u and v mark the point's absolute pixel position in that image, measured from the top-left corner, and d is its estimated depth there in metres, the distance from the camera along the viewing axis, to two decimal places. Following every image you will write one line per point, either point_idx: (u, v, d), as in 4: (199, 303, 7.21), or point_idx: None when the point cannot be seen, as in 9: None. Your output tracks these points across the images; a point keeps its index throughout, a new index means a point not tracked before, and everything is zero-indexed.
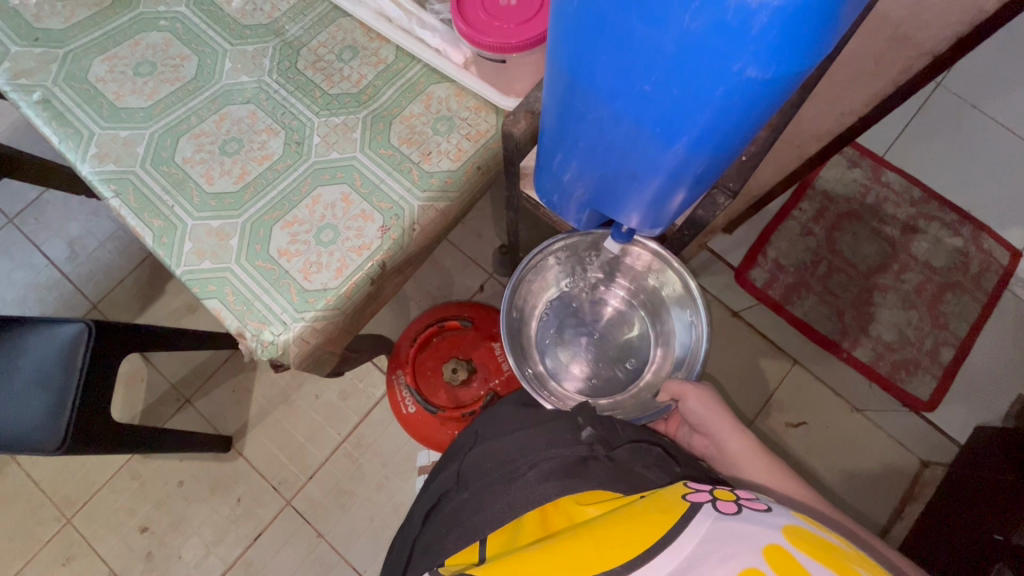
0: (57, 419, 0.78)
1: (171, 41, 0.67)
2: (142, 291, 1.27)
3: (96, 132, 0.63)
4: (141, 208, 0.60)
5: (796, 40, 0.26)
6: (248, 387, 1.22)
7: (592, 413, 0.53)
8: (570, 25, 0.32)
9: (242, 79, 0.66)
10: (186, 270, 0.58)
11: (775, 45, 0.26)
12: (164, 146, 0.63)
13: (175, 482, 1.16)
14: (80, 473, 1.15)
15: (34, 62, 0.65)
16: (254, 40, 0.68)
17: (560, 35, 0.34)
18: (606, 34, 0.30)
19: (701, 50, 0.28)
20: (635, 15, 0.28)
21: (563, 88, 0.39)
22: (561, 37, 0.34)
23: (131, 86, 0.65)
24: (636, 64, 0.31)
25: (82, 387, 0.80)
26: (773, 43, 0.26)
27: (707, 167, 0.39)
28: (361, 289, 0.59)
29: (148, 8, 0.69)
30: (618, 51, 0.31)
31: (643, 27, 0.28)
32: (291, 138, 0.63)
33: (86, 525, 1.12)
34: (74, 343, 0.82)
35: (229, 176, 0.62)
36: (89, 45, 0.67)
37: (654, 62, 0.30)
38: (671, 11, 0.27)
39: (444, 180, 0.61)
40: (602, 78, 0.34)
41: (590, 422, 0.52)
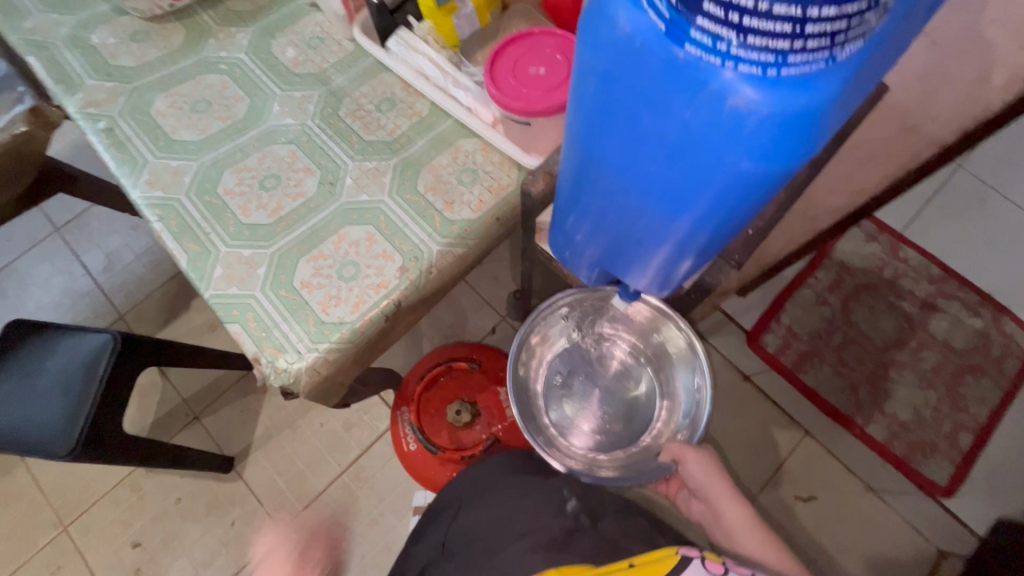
0: (69, 428, 0.81)
1: (228, 84, 0.74)
2: (167, 306, 1.32)
3: (149, 161, 0.68)
4: (181, 233, 0.64)
5: (791, 148, 0.28)
6: (256, 408, 1.24)
7: (574, 487, 0.63)
8: (585, 108, 0.35)
9: (288, 122, 0.71)
10: (214, 293, 0.61)
11: (767, 145, 0.28)
12: (209, 177, 0.68)
13: (173, 499, 1.16)
14: (83, 480, 1.17)
15: (103, 94, 0.72)
16: (303, 87, 0.74)
17: (576, 115, 0.37)
18: (616, 121, 0.33)
19: (699, 147, 0.30)
20: (642, 105, 0.31)
21: (577, 159, 0.42)
22: (577, 117, 0.37)
23: (187, 121, 0.71)
24: (644, 146, 0.34)
25: (100, 394, 0.84)
26: (766, 143, 0.28)
27: (710, 245, 0.41)
28: (376, 325, 0.61)
29: (211, 53, 0.76)
30: (628, 134, 0.34)
31: (649, 117, 0.31)
32: (326, 179, 0.68)
33: (82, 534, 1.13)
34: (99, 351, 0.86)
35: (265, 210, 0.66)
36: (155, 83, 0.73)
37: (660, 147, 0.33)
38: (675, 106, 0.29)
39: (465, 228, 0.64)
40: (613, 154, 0.37)
41: (574, 495, 0.61)
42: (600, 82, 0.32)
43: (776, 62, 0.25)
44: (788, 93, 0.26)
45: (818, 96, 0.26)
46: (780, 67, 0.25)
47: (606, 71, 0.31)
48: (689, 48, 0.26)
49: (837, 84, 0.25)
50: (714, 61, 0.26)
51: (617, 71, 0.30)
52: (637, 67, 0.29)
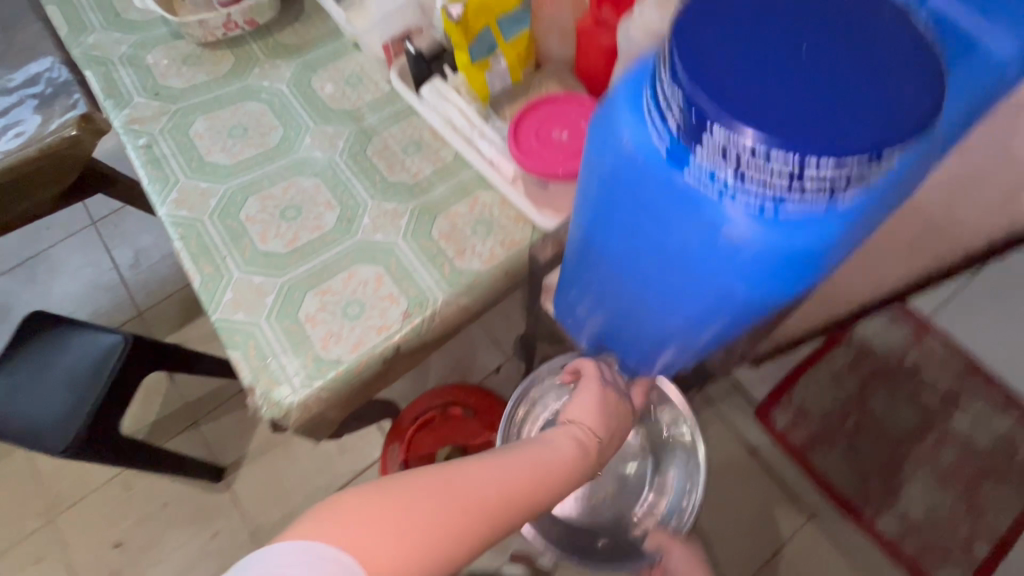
0: (71, 424, 0.83)
1: (266, 113, 0.77)
2: (185, 308, 1.35)
3: (180, 180, 0.71)
4: (199, 253, 0.66)
5: (782, 279, 0.31)
6: (255, 421, 1.25)
7: None
8: (597, 209, 0.39)
9: (317, 154, 0.74)
10: (221, 317, 0.63)
11: (761, 275, 0.31)
12: (234, 202, 0.70)
13: (159, 502, 1.17)
14: (77, 472, 1.18)
15: (149, 112, 0.75)
16: (336, 122, 0.76)
17: (587, 211, 0.41)
18: (618, 219, 0.38)
19: (692, 257, 0.34)
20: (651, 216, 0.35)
21: (584, 249, 0.45)
22: (589, 214, 0.41)
23: (222, 145, 0.74)
24: (649, 250, 0.37)
25: (103, 395, 0.85)
26: (760, 272, 0.31)
27: (702, 350, 0.43)
28: (372, 367, 0.61)
29: (254, 81, 0.79)
30: (635, 237, 0.37)
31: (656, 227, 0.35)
32: (344, 214, 0.69)
33: (66, 527, 1.14)
34: (109, 352, 0.88)
35: (282, 240, 0.67)
36: (197, 105, 0.77)
37: (663, 255, 0.36)
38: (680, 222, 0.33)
39: (472, 279, 0.64)
40: (620, 251, 0.40)
41: None
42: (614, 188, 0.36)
43: (774, 203, 0.28)
44: (783, 231, 0.29)
45: (809, 238, 0.29)
46: (778, 208, 0.29)
47: (620, 179, 0.35)
48: (688, 174, 0.31)
49: (831, 229, 0.28)
50: (710, 192, 0.31)
51: (630, 181, 0.34)
52: (639, 179, 0.34)
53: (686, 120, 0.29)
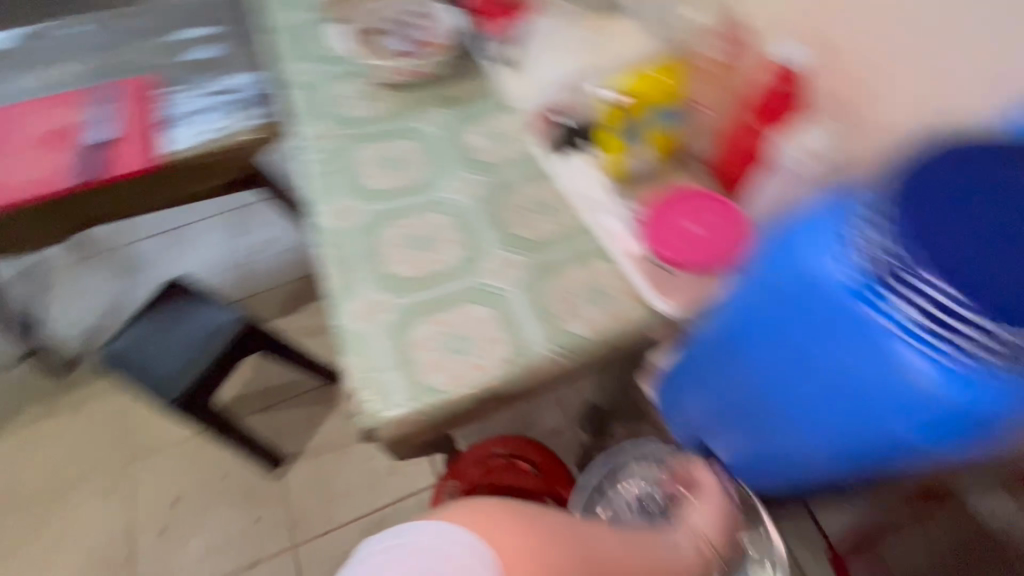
0: (182, 377, 1.01)
1: (420, 153, 0.86)
2: (286, 300, 1.48)
3: (338, 197, 0.81)
4: (339, 263, 0.74)
5: (936, 426, 0.37)
6: (320, 420, 1.33)
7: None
8: (762, 319, 0.45)
9: (456, 197, 0.81)
10: (345, 322, 0.69)
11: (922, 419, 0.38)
12: (378, 224, 0.78)
13: (220, 473, 1.29)
14: (163, 426, 1.35)
15: (326, 136, 0.88)
16: (477, 172, 0.83)
17: (744, 317, 0.47)
18: (784, 335, 0.44)
19: (848, 376, 0.40)
20: (824, 343, 0.41)
21: (724, 345, 0.51)
22: (745, 320, 0.47)
23: (379, 174, 0.83)
24: (808, 366, 0.43)
25: (210, 364, 1.02)
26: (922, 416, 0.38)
27: (803, 453, 0.50)
28: (464, 403, 0.65)
29: (416, 124, 0.89)
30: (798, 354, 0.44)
31: (826, 352, 0.41)
32: (469, 256, 0.75)
33: (142, 473, 1.30)
34: (223, 328, 1.05)
35: (411, 266, 0.74)
36: (365, 136, 0.88)
37: (823, 375, 0.43)
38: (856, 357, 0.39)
39: (573, 345, 0.67)
40: (771, 359, 0.46)
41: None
42: (793, 310, 0.42)
43: (959, 360, 0.35)
44: (959, 386, 0.35)
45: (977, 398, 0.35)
46: (962, 368, 0.35)
47: (802, 304, 0.41)
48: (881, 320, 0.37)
49: (996, 397, 0.35)
50: (897, 331, 0.37)
51: (813, 309, 0.41)
52: (821, 310, 0.40)
53: (889, 268, 0.37)
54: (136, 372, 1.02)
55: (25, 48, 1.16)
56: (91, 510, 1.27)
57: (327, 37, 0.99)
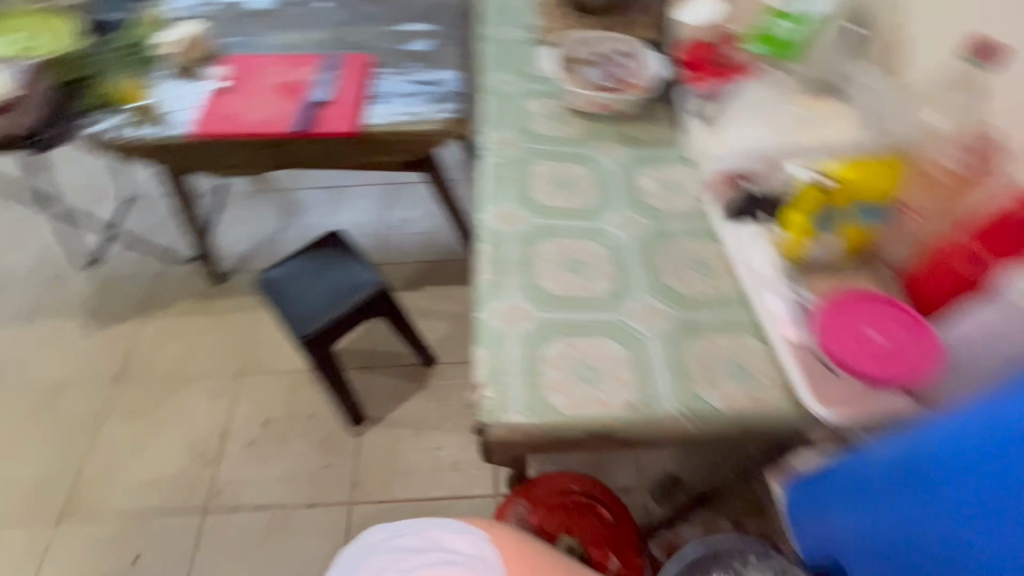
0: (315, 318, 1.12)
1: (591, 181, 0.89)
2: (409, 278, 1.61)
3: (507, 200, 0.85)
4: (494, 260, 0.78)
5: None
6: (407, 397, 1.42)
7: None
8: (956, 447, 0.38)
9: (616, 232, 0.82)
10: (485, 317, 0.73)
11: None
12: (537, 235, 0.81)
13: (309, 411, 1.41)
14: (278, 352, 1.51)
15: (510, 143, 0.94)
16: (642, 214, 0.84)
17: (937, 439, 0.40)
18: (976, 472, 0.36)
19: None
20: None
21: (910, 463, 0.44)
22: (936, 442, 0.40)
23: (548, 190, 0.87)
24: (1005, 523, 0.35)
25: (341, 314, 1.12)
26: None
27: None
28: (578, 432, 0.65)
29: (594, 154, 0.93)
30: (995, 503, 0.36)
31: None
32: (616, 291, 0.75)
33: (249, 387, 1.46)
34: (361, 287, 1.16)
35: (559, 284, 0.76)
36: (544, 153, 0.92)
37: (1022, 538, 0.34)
38: None
39: (703, 411, 0.65)
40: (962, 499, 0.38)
41: None
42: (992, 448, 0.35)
43: None
44: None
45: None
46: None
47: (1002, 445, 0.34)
48: None
49: None
50: None
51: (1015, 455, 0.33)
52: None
53: None
54: (280, 303, 1.15)
55: (284, 12, 1.37)
56: (200, 404, 1.44)
57: (534, 58, 1.06)
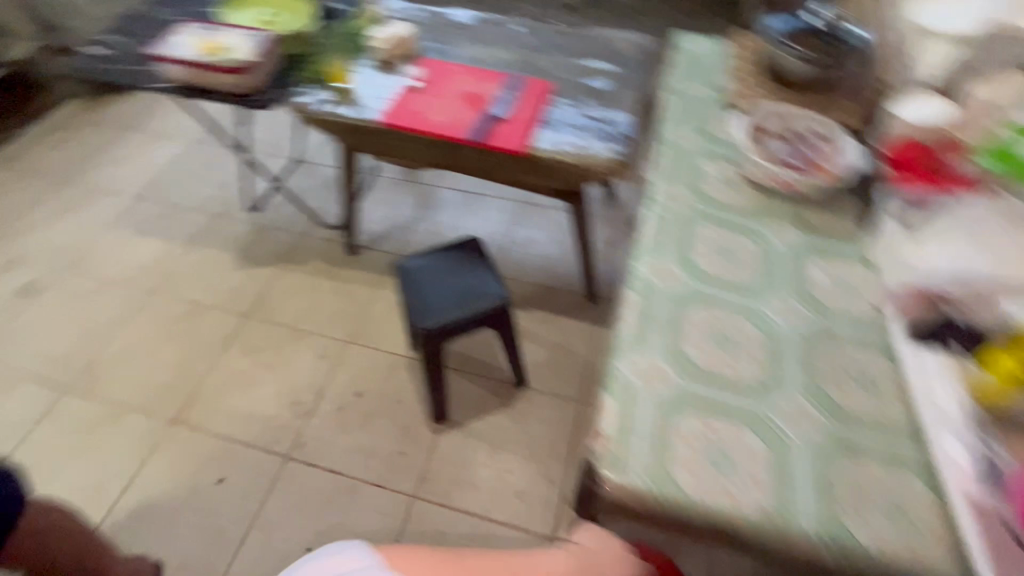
0: (436, 315, 1.16)
1: (757, 259, 0.85)
2: (520, 297, 1.65)
3: (666, 256, 0.84)
4: (643, 313, 0.76)
5: None
6: (490, 411, 1.44)
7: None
8: None
9: (776, 318, 0.77)
10: (623, 368, 0.71)
11: None
12: (690, 299, 0.79)
13: (398, 396, 1.48)
14: (385, 333, 1.61)
15: (678, 199, 0.92)
16: (807, 307, 0.79)
17: None
18: None
19: None
20: None
21: None
22: None
23: (709, 256, 0.84)
24: None
25: (462, 317, 1.16)
26: None
27: None
28: (700, 520, 0.60)
29: (765, 231, 0.88)
30: None
31: None
32: (767, 382, 0.70)
33: (353, 356, 1.56)
34: (487, 297, 1.19)
35: (707, 356, 0.72)
36: (711, 217, 0.90)
37: None
38: None
39: (849, 543, 0.58)
40: None
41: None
42: None
43: None
44: None
45: None
46: None
47: None
48: None
49: None
50: None
51: None
52: None
53: None
54: (409, 290, 1.21)
55: (479, 29, 1.48)
56: (307, 359, 1.56)
57: (719, 120, 1.04)
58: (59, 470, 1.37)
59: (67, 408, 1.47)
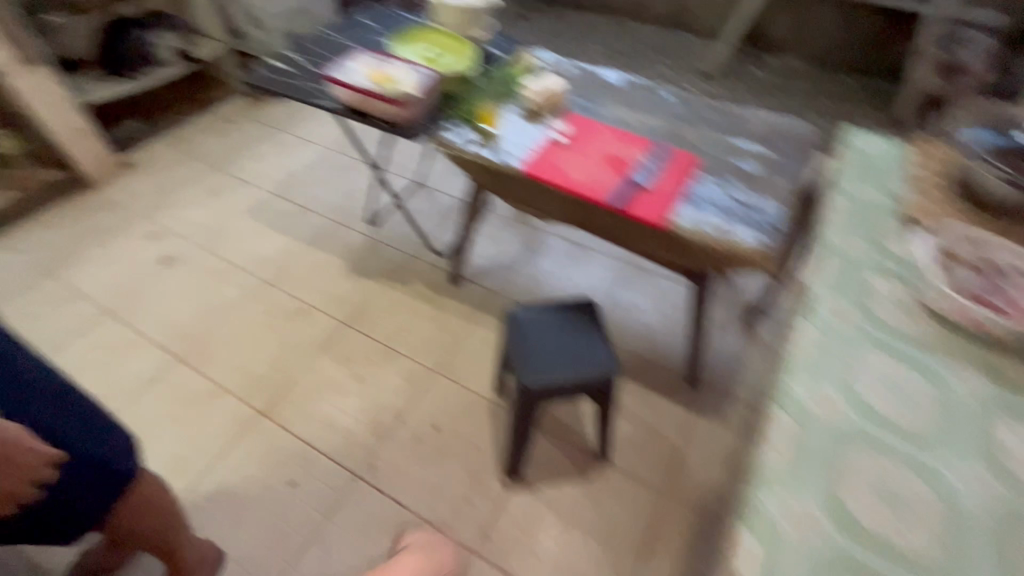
0: (541, 373, 1.13)
1: (936, 403, 0.73)
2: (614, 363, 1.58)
3: (824, 380, 0.75)
4: (795, 445, 0.69)
5: None
6: (565, 478, 1.37)
7: None
8: None
9: (956, 484, 0.67)
10: (769, 506, 0.64)
11: None
12: (851, 438, 0.70)
13: (474, 439, 1.44)
14: (471, 368, 1.59)
15: (841, 315, 0.83)
16: (995, 478, 0.68)
17: None
18: None
19: None
20: None
21: None
22: None
23: (876, 389, 0.75)
24: None
25: (569, 381, 1.12)
26: None
27: None
28: None
29: (946, 371, 0.77)
30: None
31: None
32: (942, 563, 0.61)
33: (436, 386, 1.55)
34: (597, 365, 1.14)
35: (869, 513, 0.64)
36: (881, 343, 0.80)
37: None
38: None
39: None
40: None
41: None
42: None
43: None
44: None
45: None
46: None
47: None
48: None
49: None
50: None
51: None
52: None
53: None
54: (518, 341, 1.19)
55: (630, 91, 1.47)
56: (392, 379, 1.57)
57: (895, 232, 0.94)
58: (155, 437, 1.46)
59: (174, 378, 1.57)
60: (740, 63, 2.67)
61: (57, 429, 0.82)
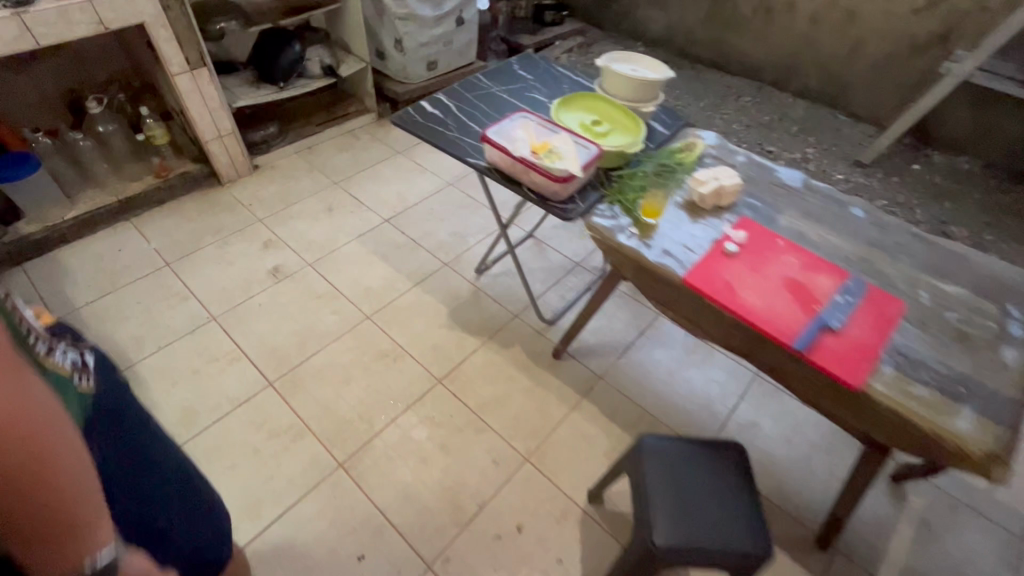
0: (675, 528, 0.94)
1: None
2: None
3: None
4: None
5: None
6: None
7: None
8: None
9: None
10: None
11: None
12: None
13: (559, 553, 1.29)
14: (564, 464, 1.44)
15: None
16: None
17: None
18: None
19: None
20: None
21: None
22: None
23: None
24: None
25: (707, 548, 0.92)
26: None
27: None
28: None
29: None
30: None
31: None
32: None
33: (525, 477, 1.41)
34: (741, 536, 0.95)
35: None
36: None
37: None
38: None
39: None
40: None
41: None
42: None
43: None
44: None
45: None
46: None
47: None
48: None
49: None
50: None
51: None
52: None
53: None
54: (650, 478, 1.02)
55: (809, 198, 1.28)
56: (479, 457, 1.45)
57: None
58: (234, 466, 1.41)
59: (262, 404, 1.53)
60: (903, 161, 2.40)
61: (163, 523, 0.76)
